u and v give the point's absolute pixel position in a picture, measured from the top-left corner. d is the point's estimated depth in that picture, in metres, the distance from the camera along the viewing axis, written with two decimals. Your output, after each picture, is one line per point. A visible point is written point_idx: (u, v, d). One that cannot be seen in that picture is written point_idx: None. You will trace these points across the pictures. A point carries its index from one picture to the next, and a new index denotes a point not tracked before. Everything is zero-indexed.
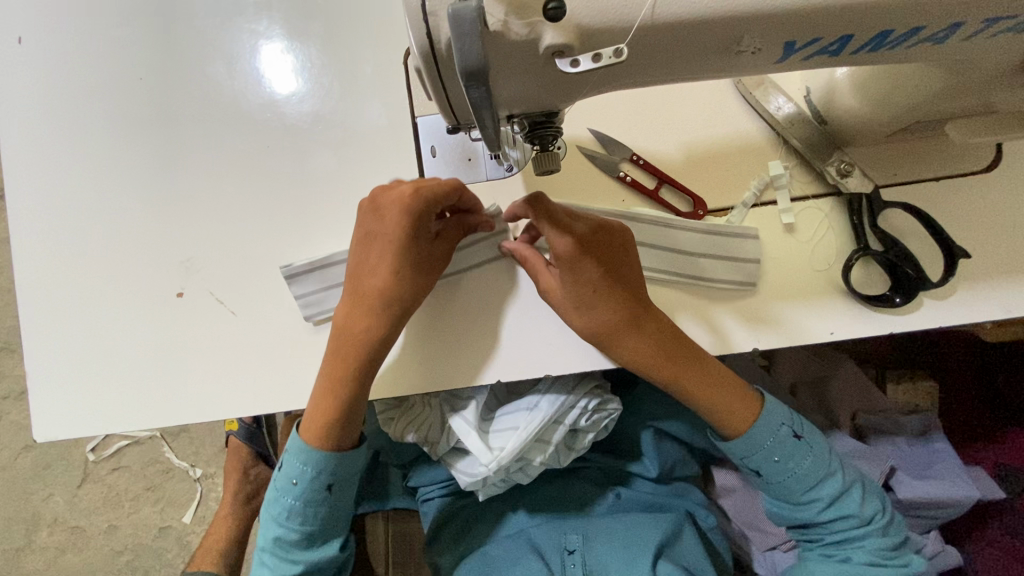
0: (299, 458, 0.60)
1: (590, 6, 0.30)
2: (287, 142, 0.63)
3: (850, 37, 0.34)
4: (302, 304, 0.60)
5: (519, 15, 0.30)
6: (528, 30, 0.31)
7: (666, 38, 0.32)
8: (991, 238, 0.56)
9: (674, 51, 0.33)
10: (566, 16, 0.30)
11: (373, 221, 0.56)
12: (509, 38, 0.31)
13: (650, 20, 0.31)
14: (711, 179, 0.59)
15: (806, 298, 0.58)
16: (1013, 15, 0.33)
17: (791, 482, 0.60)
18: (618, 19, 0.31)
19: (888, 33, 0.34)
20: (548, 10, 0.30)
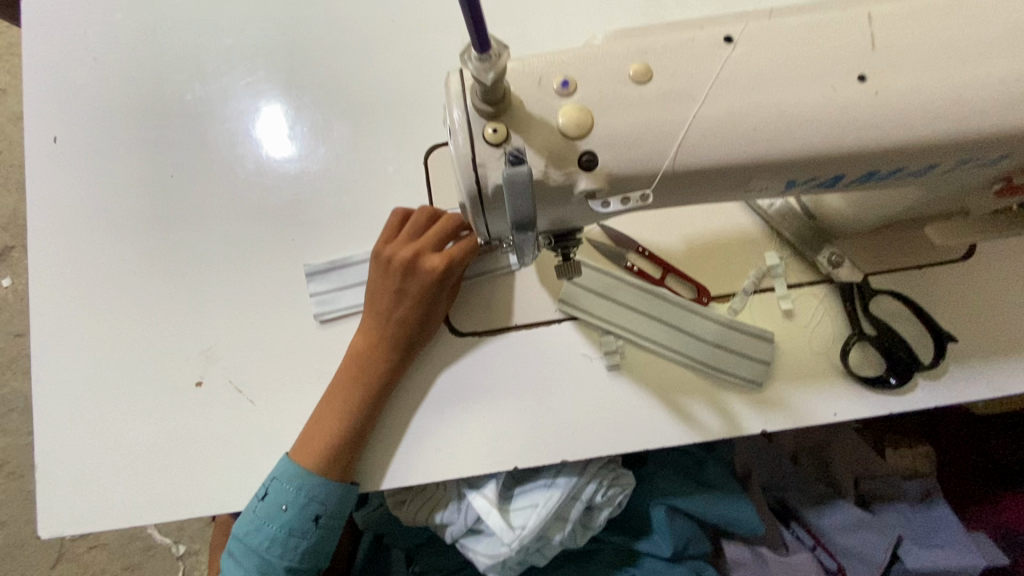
0: (291, 483, 0.56)
1: (620, 158, 0.35)
2: (308, 233, 0.65)
3: (842, 176, 0.38)
4: (316, 301, 0.63)
5: (558, 165, 0.34)
6: (565, 177, 0.35)
7: (688, 181, 0.36)
8: (977, 322, 0.60)
9: (696, 187, 0.37)
10: (599, 165, 0.35)
11: (404, 279, 0.57)
12: (549, 183, 0.35)
13: (672, 169, 0.35)
14: (713, 268, 0.63)
15: (809, 380, 0.61)
16: (974, 157, 0.37)
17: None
18: (645, 169, 0.35)
19: (875, 172, 0.38)
20: (583, 161, 0.34)
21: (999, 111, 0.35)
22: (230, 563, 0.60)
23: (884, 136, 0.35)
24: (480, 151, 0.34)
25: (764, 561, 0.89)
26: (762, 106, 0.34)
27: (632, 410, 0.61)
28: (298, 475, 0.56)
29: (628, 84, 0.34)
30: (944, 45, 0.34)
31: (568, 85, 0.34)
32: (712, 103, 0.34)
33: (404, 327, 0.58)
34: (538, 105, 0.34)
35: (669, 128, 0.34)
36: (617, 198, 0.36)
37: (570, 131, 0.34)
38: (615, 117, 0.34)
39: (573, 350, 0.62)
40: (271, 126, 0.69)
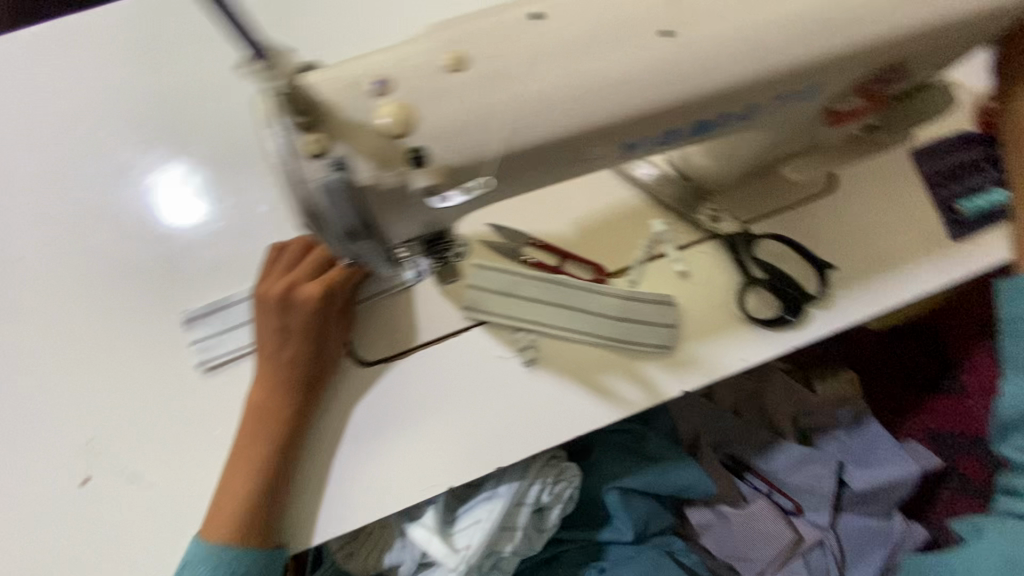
0: (206, 563, 0.52)
1: (447, 146, 0.31)
2: (183, 290, 0.60)
3: (692, 124, 0.37)
4: (198, 349, 0.58)
5: (385, 166, 0.31)
6: (396, 178, 0.31)
7: (528, 157, 0.34)
8: (850, 248, 0.65)
9: (536, 162, 0.34)
10: (431, 159, 0.31)
11: (284, 315, 0.54)
12: (380, 187, 0.31)
13: (504, 150, 0.32)
14: (605, 246, 0.64)
15: (714, 334, 0.63)
16: (792, 91, 0.39)
17: (1007, 403, 0.57)
18: (475, 153, 0.32)
19: (716, 118, 0.38)
20: (412, 158, 0.31)
21: (808, 42, 0.36)
22: None
23: (713, 82, 0.35)
24: (301, 166, 0.31)
25: (727, 521, 0.93)
26: (584, 73, 0.32)
27: (556, 402, 0.61)
28: (215, 551, 0.52)
29: (440, 71, 0.32)
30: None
31: (379, 81, 0.31)
32: (535, 78, 0.32)
33: (296, 364, 0.54)
34: (350, 105, 0.30)
35: (492, 108, 0.32)
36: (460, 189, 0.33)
37: (391, 128, 0.30)
38: (433, 104, 0.31)
39: (486, 355, 0.61)
40: (178, 190, 0.63)
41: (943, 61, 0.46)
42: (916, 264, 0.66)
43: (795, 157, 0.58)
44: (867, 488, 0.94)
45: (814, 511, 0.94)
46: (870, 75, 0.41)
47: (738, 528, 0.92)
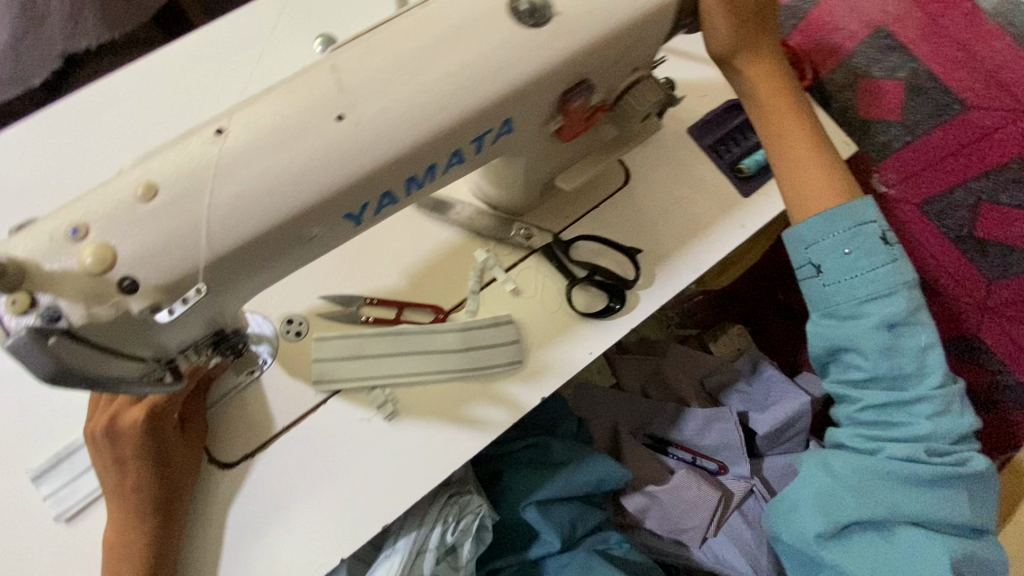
0: None
1: (154, 268, 0.34)
2: (22, 447, 0.59)
3: (407, 181, 0.42)
4: (52, 502, 0.57)
5: (100, 301, 0.34)
6: (115, 308, 0.34)
7: (246, 251, 0.37)
8: (655, 228, 0.71)
9: (260, 254, 0.38)
10: (143, 284, 0.34)
11: (114, 447, 0.54)
12: (100, 321, 0.34)
13: (212, 255, 0.36)
14: (439, 286, 0.68)
15: (557, 338, 0.67)
16: (489, 129, 0.43)
17: (811, 337, 0.58)
18: (187, 266, 0.35)
19: (431, 167, 0.42)
20: (124, 287, 0.34)
21: (480, 87, 0.40)
22: None
23: (401, 145, 0.39)
24: (11, 325, 0.32)
25: (658, 499, 0.95)
26: (270, 171, 0.36)
27: (426, 445, 0.63)
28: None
29: (135, 204, 0.34)
30: (412, 59, 0.39)
31: (76, 230, 0.34)
32: (223, 189, 0.35)
33: (141, 490, 0.54)
34: (49, 258, 0.33)
35: (189, 224, 0.35)
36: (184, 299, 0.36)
37: (92, 269, 0.33)
38: (132, 236, 0.34)
39: (348, 420, 0.63)
40: None
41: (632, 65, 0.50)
42: (716, 225, 0.72)
43: (562, 171, 0.61)
44: (773, 428, 1.00)
45: (734, 463, 1.00)
46: (563, 92, 0.46)
47: (670, 503, 0.94)
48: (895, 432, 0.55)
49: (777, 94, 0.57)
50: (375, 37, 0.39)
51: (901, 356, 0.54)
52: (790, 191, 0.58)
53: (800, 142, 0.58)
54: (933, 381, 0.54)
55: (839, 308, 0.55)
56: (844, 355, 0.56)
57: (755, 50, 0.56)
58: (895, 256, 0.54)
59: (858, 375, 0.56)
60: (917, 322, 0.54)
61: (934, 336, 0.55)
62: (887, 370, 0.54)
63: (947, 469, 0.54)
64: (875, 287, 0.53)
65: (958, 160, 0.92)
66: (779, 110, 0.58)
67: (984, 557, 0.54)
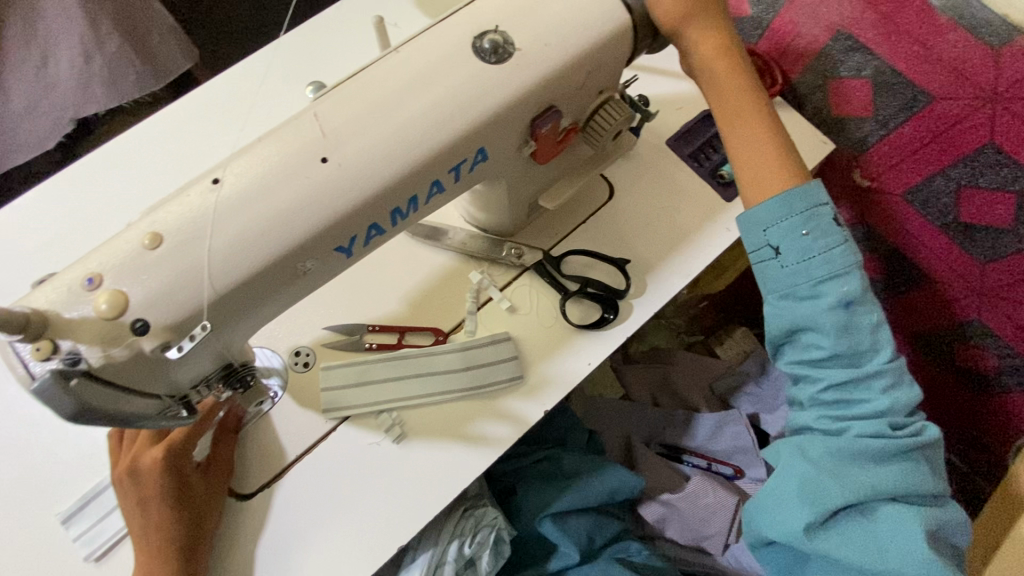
0: None
1: (164, 309, 0.38)
2: (53, 491, 0.62)
3: (393, 212, 0.45)
4: (81, 543, 0.60)
5: (115, 343, 0.37)
6: (129, 349, 0.37)
7: (248, 287, 0.40)
8: (643, 238, 0.74)
9: (261, 290, 0.41)
10: (152, 324, 0.37)
11: (137, 486, 0.58)
12: (117, 360, 0.37)
13: (216, 293, 0.39)
14: (438, 309, 0.71)
15: (556, 350, 0.69)
16: (464, 158, 0.47)
17: (772, 321, 0.58)
18: (193, 305, 0.38)
19: (414, 198, 0.46)
20: (136, 328, 0.37)
21: (453, 122, 0.44)
22: None
23: (383, 179, 0.42)
24: (40, 370, 0.36)
25: (676, 507, 0.95)
26: (262, 213, 0.39)
27: (434, 464, 0.65)
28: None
29: (143, 253, 0.38)
30: (387, 101, 0.43)
31: (92, 280, 0.37)
32: (220, 234, 0.39)
33: (163, 526, 0.57)
34: (67, 307, 0.37)
35: (192, 266, 0.38)
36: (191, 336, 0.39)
37: (107, 314, 0.37)
38: (141, 281, 0.37)
39: (358, 444, 0.65)
40: None
41: (597, 88, 0.53)
42: (702, 231, 0.74)
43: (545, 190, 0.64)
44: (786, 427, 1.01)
45: (750, 467, 1.00)
46: (532, 119, 0.49)
47: (689, 511, 0.94)
48: (860, 410, 0.56)
49: (730, 75, 0.57)
50: (352, 84, 0.43)
51: (858, 333, 0.55)
52: (742, 167, 0.57)
53: (755, 125, 0.57)
54: (885, 356, 0.56)
55: (797, 290, 0.55)
56: (806, 336, 0.56)
57: (706, 30, 0.55)
58: (845, 235, 0.55)
59: (819, 355, 0.56)
60: (868, 299, 0.55)
61: (883, 312, 0.56)
62: (846, 348, 0.55)
63: (908, 441, 0.55)
64: (831, 268, 0.54)
65: (947, 140, 0.83)
66: (727, 86, 0.57)
67: (949, 525, 0.56)
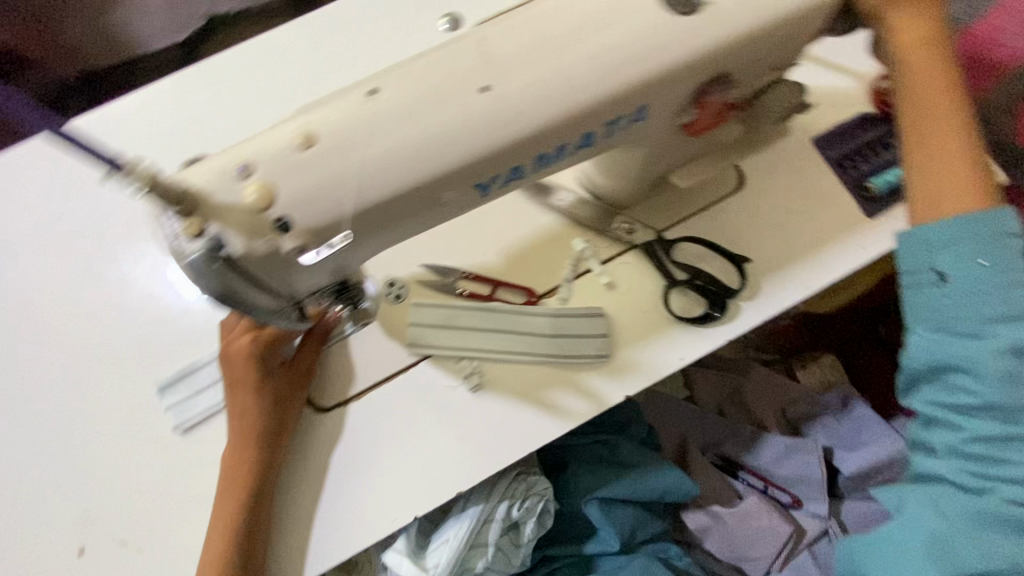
0: None
1: (312, 213, 0.37)
2: (154, 363, 0.66)
3: (542, 154, 0.42)
4: (173, 412, 0.64)
5: (258, 236, 0.37)
6: (270, 245, 0.37)
7: (390, 208, 0.39)
8: (766, 239, 0.68)
9: (400, 213, 0.40)
10: (296, 225, 0.37)
11: (230, 369, 0.61)
12: (259, 253, 0.37)
13: (361, 208, 0.38)
14: (535, 269, 0.69)
15: (649, 337, 0.66)
16: (623, 114, 0.43)
17: (918, 353, 0.51)
18: (339, 215, 0.38)
19: (564, 144, 0.43)
20: (279, 226, 0.37)
21: (621, 75, 0.41)
22: None
23: (539, 121, 0.40)
24: (187, 247, 0.36)
25: (723, 520, 0.92)
26: (417, 135, 0.38)
27: (506, 422, 0.65)
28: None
29: (297, 153, 0.37)
30: (559, 39, 0.40)
31: (245, 169, 0.37)
32: (371, 147, 0.38)
33: (248, 412, 0.61)
34: (220, 191, 0.37)
35: (344, 176, 0.38)
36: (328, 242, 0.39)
37: (257, 206, 0.37)
38: (295, 180, 0.37)
39: (435, 385, 0.66)
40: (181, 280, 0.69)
41: (776, 62, 0.48)
42: (831, 244, 0.68)
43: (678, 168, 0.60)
44: (861, 470, 0.95)
45: (812, 500, 0.95)
46: (702, 83, 0.45)
47: (736, 527, 0.91)
48: (1013, 475, 0.48)
49: (928, 62, 0.52)
50: (525, 15, 0.40)
51: None
52: (918, 178, 0.52)
53: (947, 120, 0.52)
54: None
55: (958, 323, 0.49)
56: (956, 377, 0.49)
57: (912, 12, 0.52)
58: None
59: (970, 403, 0.49)
60: None
61: None
62: (1008, 400, 0.48)
63: None
64: (1008, 307, 0.47)
65: None
66: (926, 84, 0.52)
67: None
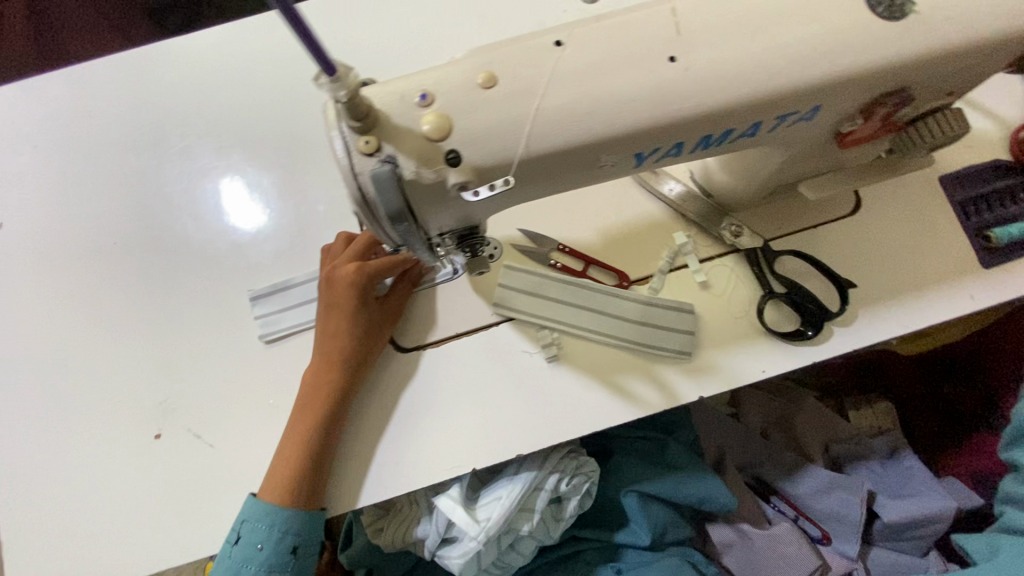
0: (262, 521, 0.59)
1: (482, 152, 0.38)
2: (250, 274, 0.68)
3: (708, 138, 0.42)
4: (261, 323, 0.66)
5: (428, 165, 0.38)
6: (437, 175, 0.38)
7: (551, 161, 0.39)
8: (873, 268, 0.66)
9: (559, 169, 0.41)
10: (464, 160, 0.38)
11: (330, 293, 0.63)
12: (424, 182, 0.38)
13: (527, 155, 0.39)
14: (630, 254, 0.68)
15: (735, 344, 0.65)
16: (795, 111, 0.42)
17: None
18: (505, 158, 0.38)
19: (731, 130, 0.42)
20: (448, 158, 0.38)
21: (804, 71, 0.40)
22: None
23: (715, 102, 0.39)
24: (358, 162, 0.37)
25: (749, 539, 0.91)
26: (595, 93, 0.38)
27: (576, 397, 0.65)
28: (268, 511, 0.59)
29: (477, 90, 0.38)
30: (750, 25, 0.39)
31: (427, 97, 0.37)
32: (552, 95, 0.38)
33: (339, 337, 0.62)
34: (399, 114, 0.37)
35: (518, 120, 0.38)
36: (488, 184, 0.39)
37: (433, 134, 0.37)
38: (472, 116, 0.37)
39: (513, 348, 0.66)
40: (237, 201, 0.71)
41: (954, 87, 0.46)
42: (942, 287, 0.66)
43: (808, 178, 0.60)
44: (900, 520, 0.91)
45: (842, 539, 0.92)
46: (876, 94, 0.44)
47: (762, 548, 0.90)
48: None
49: None
50: None
51: None
52: None
53: None
54: None
55: None
56: None
57: None
58: None
59: None
60: None
61: None
62: None
63: None
64: None
65: None
66: None
67: None
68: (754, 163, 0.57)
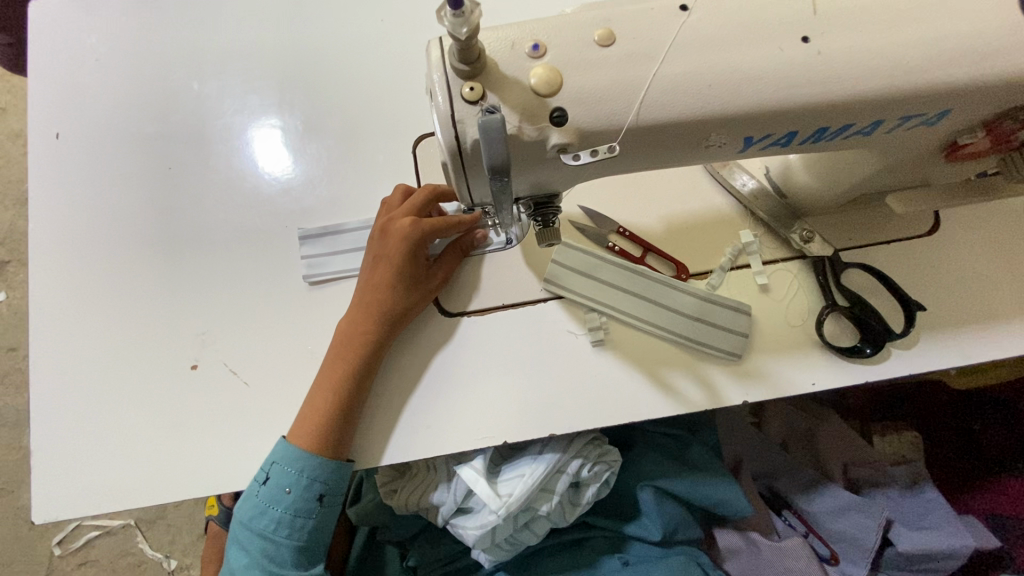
0: (292, 465, 0.59)
1: (588, 114, 0.36)
2: (301, 215, 0.67)
3: (823, 130, 0.40)
4: (307, 263, 0.65)
5: (531, 121, 0.36)
6: (538, 133, 0.36)
7: (656, 134, 0.37)
8: (942, 292, 0.63)
9: (663, 143, 0.38)
10: (569, 120, 0.36)
11: (381, 244, 0.62)
12: (523, 139, 0.36)
13: (634, 125, 0.37)
14: (691, 247, 0.66)
15: (788, 352, 0.63)
16: (923, 113, 0.39)
17: None
18: (611, 126, 0.36)
19: (851, 125, 0.39)
20: (553, 117, 0.36)
21: (941, 70, 0.37)
22: (239, 545, 0.62)
23: (841, 92, 0.37)
24: (460, 109, 0.35)
25: (756, 548, 0.90)
26: (716, 67, 0.36)
27: (617, 384, 0.63)
28: (298, 456, 0.59)
29: (591, 49, 0.36)
30: (891, 14, 0.36)
31: (538, 49, 0.35)
32: (670, 64, 0.35)
33: (384, 290, 0.61)
34: (508, 64, 0.36)
35: (631, 86, 0.36)
36: (586, 150, 0.37)
37: (541, 89, 0.35)
38: (584, 74, 0.35)
39: (558, 326, 0.64)
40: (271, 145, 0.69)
41: None
42: (1015, 323, 0.62)
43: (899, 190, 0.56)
44: (914, 551, 0.89)
45: (850, 561, 0.90)
46: (1008, 107, 0.41)
47: (767, 558, 0.89)
48: None
49: None
50: None
51: None
52: None
53: None
54: None
55: None
56: None
57: None
58: None
59: None
60: None
61: None
62: None
63: None
64: None
65: None
66: None
67: None
68: (844, 165, 0.54)
